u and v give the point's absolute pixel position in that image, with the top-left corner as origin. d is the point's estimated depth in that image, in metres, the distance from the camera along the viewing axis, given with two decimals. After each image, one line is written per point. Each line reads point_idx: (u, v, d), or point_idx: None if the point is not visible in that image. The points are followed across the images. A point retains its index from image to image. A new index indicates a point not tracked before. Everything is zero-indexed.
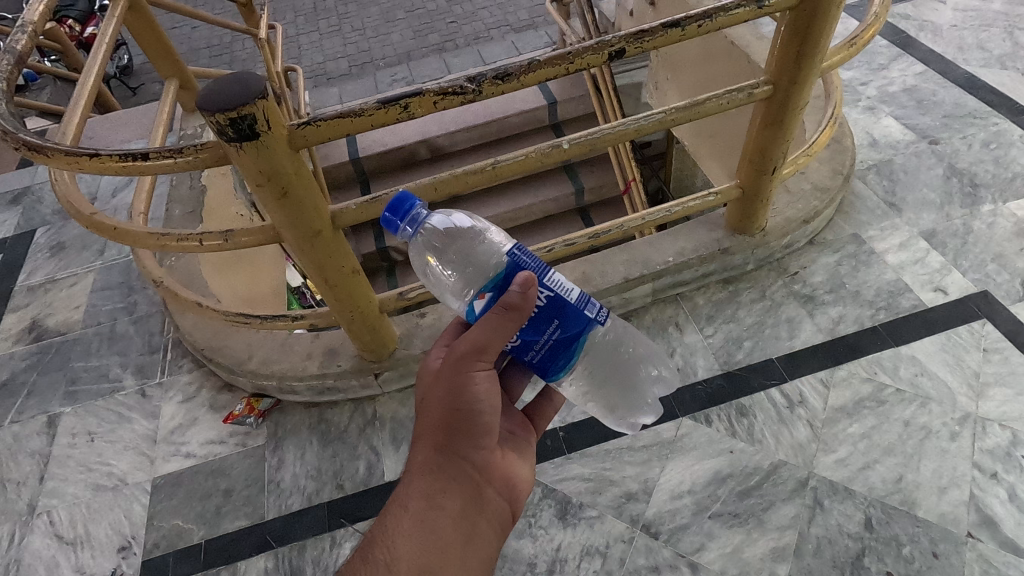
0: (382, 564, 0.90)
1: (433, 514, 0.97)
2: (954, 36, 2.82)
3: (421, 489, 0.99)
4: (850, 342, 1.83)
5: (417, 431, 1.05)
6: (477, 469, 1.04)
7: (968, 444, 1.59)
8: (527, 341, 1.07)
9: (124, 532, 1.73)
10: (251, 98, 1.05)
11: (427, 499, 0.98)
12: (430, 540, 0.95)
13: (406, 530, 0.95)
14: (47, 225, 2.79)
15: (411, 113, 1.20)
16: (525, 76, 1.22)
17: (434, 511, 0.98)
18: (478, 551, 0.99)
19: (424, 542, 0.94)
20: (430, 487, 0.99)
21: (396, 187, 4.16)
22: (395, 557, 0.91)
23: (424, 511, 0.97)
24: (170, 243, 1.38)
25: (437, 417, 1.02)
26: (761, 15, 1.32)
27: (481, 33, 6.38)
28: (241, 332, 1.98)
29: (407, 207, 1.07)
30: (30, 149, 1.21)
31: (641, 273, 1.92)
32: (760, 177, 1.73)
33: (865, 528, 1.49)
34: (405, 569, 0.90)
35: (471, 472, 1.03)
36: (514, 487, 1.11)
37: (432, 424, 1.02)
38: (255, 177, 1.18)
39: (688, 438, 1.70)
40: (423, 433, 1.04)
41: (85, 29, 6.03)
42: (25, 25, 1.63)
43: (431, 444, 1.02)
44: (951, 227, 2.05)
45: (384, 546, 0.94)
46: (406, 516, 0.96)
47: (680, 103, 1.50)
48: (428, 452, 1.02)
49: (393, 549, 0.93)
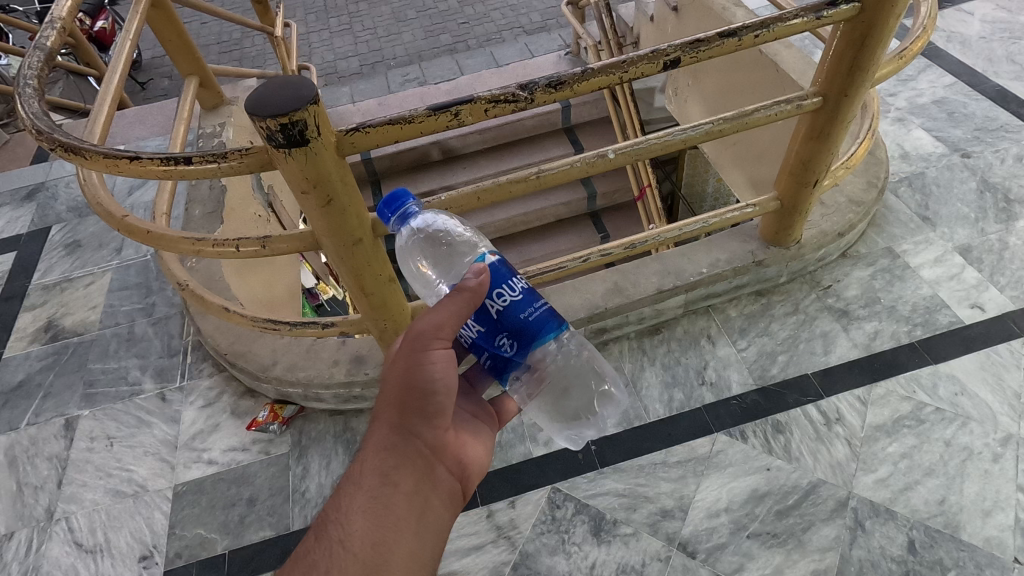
0: (333, 543, 0.84)
1: (387, 493, 0.90)
2: (984, 48, 2.80)
3: (374, 466, 0.92)
4: (886, 358, 1.80)
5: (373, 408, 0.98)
6: (431, 445, 0.96)
7: (1011, 466, 1.56)
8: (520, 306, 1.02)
9: (146, 541, 1.70)
10: (303, 104, 1.00)
11: (381, 477, 0.92)
12: (383, 520, 0.88)
13: (359, 509, 0.89)
14: (63, 223, 2.75)
15: (461, 121, 1.16)
16: (578, 84, 1.19)
17: (388, 488, 0.91)
18: (432, 527, 0.93)
19: (377, 520, 0.88)
20: (384, 465, 0.92)
21: (408, 188, 4.12)
22: (348, 536, 0.86)
23: (378, 490, 0.91)
24: (206, 248, 1.35)
25: (393, 394, 0.94)
26: (818, 26, 1.30)
27: (492, 34, 6.35)
28: (265, 337, 1.94)
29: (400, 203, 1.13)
30: (66, 149, 1.17)
31: (675, 284, 1.88)
32: (801, 190, 1.70)
33: (908, 551, 1.47)
34: (358, 548, 0.85)
35: (426, 450, 0.96)
36: (467, 463, 1.04)
37: (388, 400, 0.95)
38: (301, 184, 1.14)
39: (723, 455, 1.67)
40: (379, 408, 0.97)
41: (95, 23, 5.99)
42: (54, 22, 1.57)
43: (387, 420, 0.95)
44: (986, 243, 2.02)
45: (337, 525, 0.87)
46: (358, 494, 0.90)
47: (727, 113, 1.47)
48: (384, 430, 0.95)
49: (346, 526, 0.87)
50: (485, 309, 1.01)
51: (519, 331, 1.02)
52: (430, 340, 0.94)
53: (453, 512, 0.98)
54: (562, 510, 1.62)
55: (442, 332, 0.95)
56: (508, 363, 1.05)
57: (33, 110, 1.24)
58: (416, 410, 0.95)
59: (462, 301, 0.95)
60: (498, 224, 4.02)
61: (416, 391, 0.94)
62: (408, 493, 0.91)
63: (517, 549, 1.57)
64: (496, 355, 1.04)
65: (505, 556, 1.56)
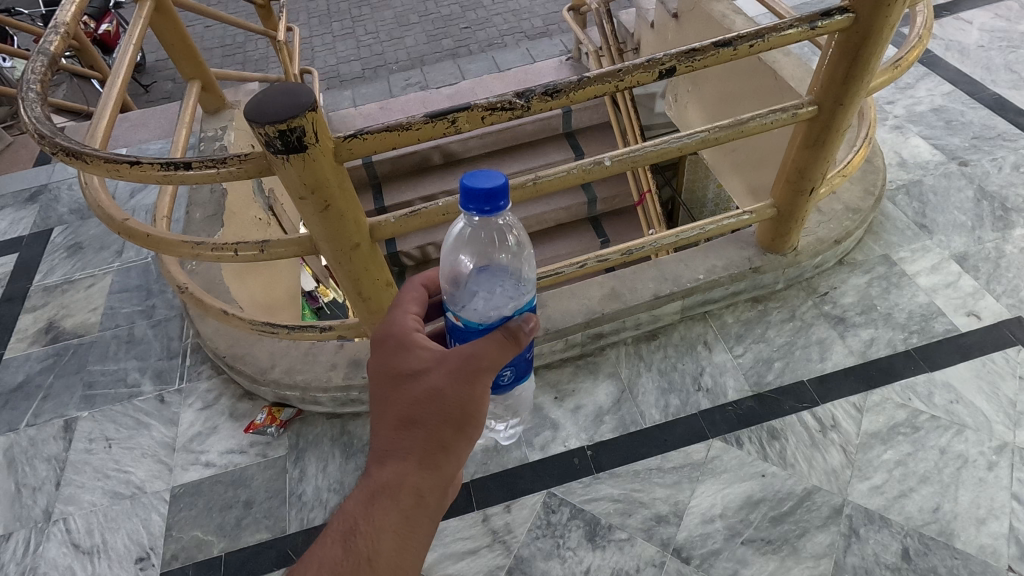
0: (365, 563, 0.80)
1: (420, 513, 0.86)
2: (982, 57, 2.81)
3: (412, 481, 0.86)
4: (882, 365, 1.80)
5: (409, 414, 0.88)
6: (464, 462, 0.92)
7: (1006, 474, 1.57)
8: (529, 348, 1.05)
9: (143, 542, 1.70)
10: (301, 111, 1.02)
11: (415, 496, 0.86)
12: (410, 540, 0.85)
13: (391, 525, 0.84)
14: (64, 225, 2.77)
15: (458, 128, 1.18)
16: (574, 92, 1.20)
17: (421, 507, 0.86)
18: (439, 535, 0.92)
19: (403, 539, 0.84)
20: (422, 486, 0.86)
21: (408, 191, 4.13)
22: (377, 553, 0.81)
23: (412, 509, 0.85)
24: (205, 251, 1.36)
25: (444, 414, 0.87)
26: (813, 36, 1.31)
27: (494, 39, 6.37)
28: (263, 340, 1.95)
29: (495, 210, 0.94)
30: (68, 154, 1.18)
31: (672, 290, 1.89)
32: (797, 198, 1.71)
33: (902, 559, 1.47)
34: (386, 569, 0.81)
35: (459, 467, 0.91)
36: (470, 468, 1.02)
37: (434, 415, 0.87)
38: (299, 190, 1.15)
39: (718, 461, 1.67)
40: (419, 417, 0.88)
41: (99, 26, 6.03)
42: (58, 26, 1.59)
43: (429, 435, 0.88)
44: (983, 251, 2.03)
45: (367, 539, 0.82)
46: (393, 511, 0.84)
47: (723, 121, 1.48)
48: (424, 442, 0.88)
49: (376, 542, 0.82)
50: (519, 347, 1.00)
51: (520, 364, 1.07)
52: (491, 370, 0.87)
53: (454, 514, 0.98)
54: (557, 514, 1.63)
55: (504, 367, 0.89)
56: (496, 388, 1.07)
57: (34, 115, 1.25)
58: (462, 432, 0.89)
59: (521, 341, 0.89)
60: None
61: (467, 419, 0.88)
62: (434, 510, 0.88)
63: (512, 553, 1.57)
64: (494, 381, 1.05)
65: (500, 560, 1.57)
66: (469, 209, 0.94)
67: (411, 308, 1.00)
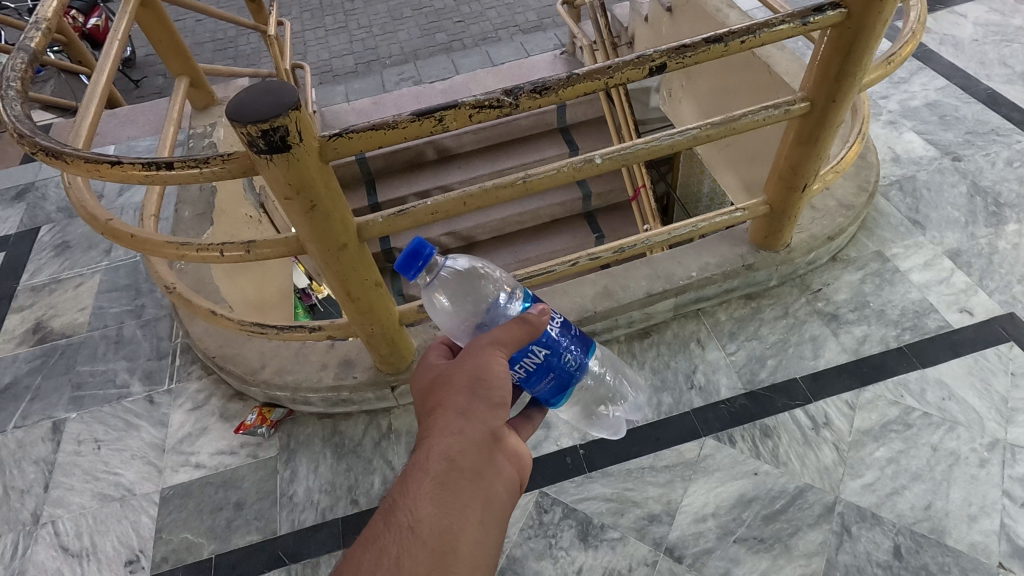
0: (403, 528, 0.74)
1: (454, 479, 0.80)
2: (976, 51, 2.80)
3: (441, 450, 0.82)
4: (875, 363, 1.80)
5: (434, 401, 0.89)
6: (496, 431, 0.87)
7: (997, 471, 1.57)
8: (566, 331, 1.08)
9: (132, 545, 1.69)
10: (284, 110, 1.00)
11: (448, 461, 0.81)
12: (451, 506, 0.78)
13: (426, 493, 0.78)
14: (52, 223, 2.74)
15: (446, 126, 1.15)
16: (564, 90, 1.18)
17: (456, 472, 0.81)
18: (498, 517, 0.82)
19: (445, 504, 0.78)
20: (452, 450, 0.82)
21: (401, 188, 4.10)
22: (415, 520, 0.75)
23: (445, 474, 0.80)
24: (190, 252, 1.33)
25: (459, 382, 0.88)
26: (804, 32, 1.29)
27: (488, 33, 6.32)
28: (254, 341, 1.93)
29: (425, 255, 1.02)
30: (48, 154, 1.16)
31: (664, 288, 1.88)
32: (790, 195, 1.70)
33: (894, 556, 1.47)
34: (428, 533, 0.74)
35: (492, 437, 0.86)
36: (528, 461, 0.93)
37: (451, 388, 0.88)
38: (284, 189, 1.13)
39: (711, 459, 1.67)
40: (439, 397, 0.89)
41: (88, 20, 5.99)
42: (39, 22, 1.55)
43: (450, 406, 0.87)
44: (976, 247, 2.03)
45: (403, 510, 0.76)
46: (425, 478, 0.79)
47: (715, 118, 1.46)
48: (446, 415, 0.86)
49: (414, 510, 0.76)
50: (535, 342, 1.02)
51: (572, 341, 1.09)
52: (492, 342, 0.91)
53: (513, 504, 0.87)
54: (549, 514, 1.62)
55: (507, 338, 0.93)
56: (570, 374, 1.10)
57: (13, 113, 1.22)
58: (479, 397, 0.87)
59: (524, 320, 0.95)
60: (493, 224, 4.00)
61: (478, 380, 0.88)
62: (472, 479, 0.82)
63: (504, 554, 1.57)
64: (563, 372, 1.08)
65: None
66: (404, 269, 1.02)
67: (438, 344, 1.06)
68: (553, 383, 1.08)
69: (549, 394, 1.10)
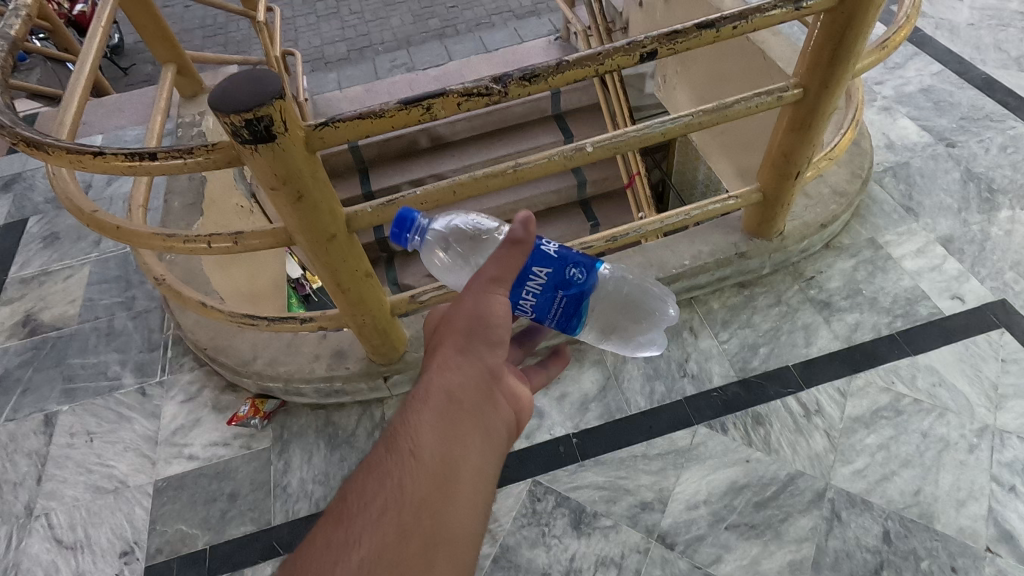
0: (404, 455, 0.68)
1: (456, 412, 0.73)
2: (972, 35, 2.78)
3: (442, 383, 0.75)
4: (867, 350, 1.80)
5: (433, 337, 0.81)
6: (497, 369, 0.79)
7: (986, 456, 1.58)
8: (564, 252, 1.05)
9: (126, 537, 1.69)
10: (268, 99, 0.98)
11: (450, 395, 0.74)
12: (453, 441, 0.71)
13: (425, 426, 0.71)
14: (40, 214, 2.70)
15: (434, 115, 1.14)
16: (553, 77, 1.17)
17: (455, 411, 0.74)
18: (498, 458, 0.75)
19: (446, 438, 0.71)
20: (453, 384, 0.75)
21: (395, 176, 4.06)
22: (416, 450, 0.69)
23: (445, 407, 0.73)
24: (177, 244, 1.31)
25: (457, 319, 0.79)
26: (797, 17, 1.27)
27: (482, 19, 6.24)
28: (246, 332, 1.92)
29: (410, 220, 1.11)
30: (29, 145, 1.14)
31: (657, 277, 1.88)
32: (783, 182, 1.69)
33: (883, 541, 1.49)
34: (428, 463, 0.68)
35: (492, 374, 0.78)
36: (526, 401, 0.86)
37: (451, 324, 0.79)
38: (270, 180, 1.12)
39: (703, 447, 1.67)
40: (438, 334, 0.80)
41: (74, 7, 5.89)
42: (19, 9, 1.52)
43: (450, 342, 0.78)
44: (969, 233, 2.02)
45: (403, 440, 0.70)
46: (425, 410, 0.73)
47: (707, 105, 1.44)
48: (445, 350, 0.78)
49: (414, 438, 0.70)
50: (529, 265, 1.02)
51: (574, 259, 1.05)
52: (490, 277, 0.80)
53: (513, 443, 0.80)
54: (542, 502, 1.63)
55: (506, 274, 0.80)
56: (579, 291, 1.07)
57: None
58: (480, 336, 0.78)
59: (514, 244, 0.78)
60: (487, 213, 3.97)
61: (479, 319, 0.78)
62: (473, 414, 0.75)
63: (498, 542, 1.58)
64: (570, 288, 1.06)
65: (486, 549, 1.57)
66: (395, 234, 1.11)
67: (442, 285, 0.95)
68: (566, 303, 1.07)
69: (565, 318, 1.09)
